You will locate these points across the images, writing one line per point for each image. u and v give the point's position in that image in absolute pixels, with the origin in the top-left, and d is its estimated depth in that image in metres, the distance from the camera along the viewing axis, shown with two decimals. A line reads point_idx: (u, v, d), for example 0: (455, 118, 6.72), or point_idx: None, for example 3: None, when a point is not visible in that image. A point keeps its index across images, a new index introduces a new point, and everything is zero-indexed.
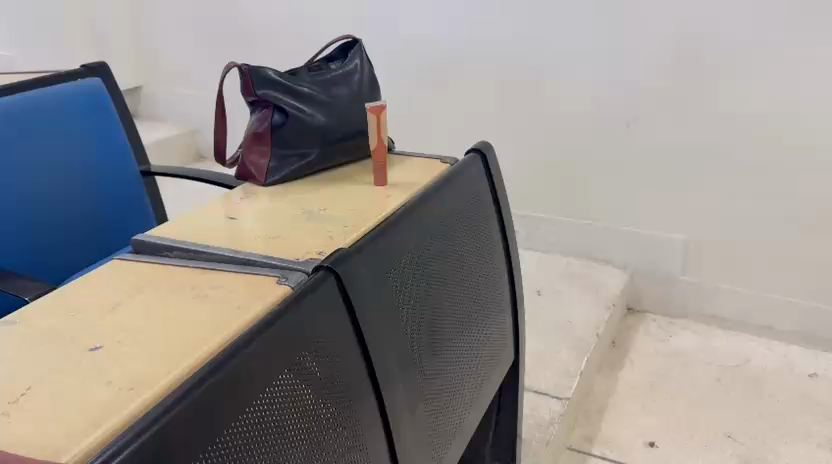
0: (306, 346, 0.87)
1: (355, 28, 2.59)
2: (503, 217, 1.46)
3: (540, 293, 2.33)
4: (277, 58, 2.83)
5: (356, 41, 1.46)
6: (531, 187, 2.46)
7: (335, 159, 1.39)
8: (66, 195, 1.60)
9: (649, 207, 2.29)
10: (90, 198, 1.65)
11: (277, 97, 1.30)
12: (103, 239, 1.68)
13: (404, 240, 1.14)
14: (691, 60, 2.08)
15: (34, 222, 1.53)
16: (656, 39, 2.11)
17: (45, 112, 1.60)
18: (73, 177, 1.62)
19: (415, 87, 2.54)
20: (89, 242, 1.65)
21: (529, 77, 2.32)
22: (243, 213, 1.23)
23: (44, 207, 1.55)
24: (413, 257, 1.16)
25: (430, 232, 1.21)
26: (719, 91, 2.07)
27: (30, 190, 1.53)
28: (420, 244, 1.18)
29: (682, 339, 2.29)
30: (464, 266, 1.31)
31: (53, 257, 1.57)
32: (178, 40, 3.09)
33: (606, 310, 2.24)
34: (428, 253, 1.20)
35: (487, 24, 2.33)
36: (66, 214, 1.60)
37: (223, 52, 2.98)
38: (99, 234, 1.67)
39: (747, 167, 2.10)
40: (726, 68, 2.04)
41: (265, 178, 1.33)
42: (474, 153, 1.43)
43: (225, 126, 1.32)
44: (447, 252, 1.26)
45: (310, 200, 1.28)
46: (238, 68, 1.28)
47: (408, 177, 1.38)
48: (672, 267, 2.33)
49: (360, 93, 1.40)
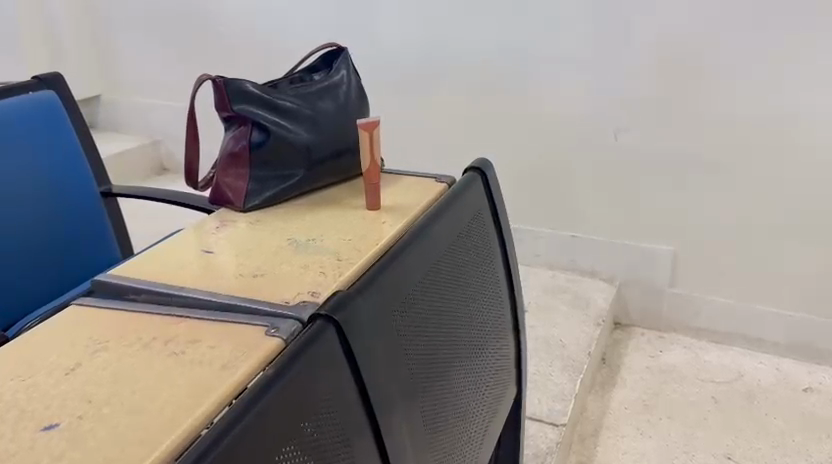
0: (310, 410, 0.74)
1: (332, 35, 2.47)
2: (505, 241, 1.34)
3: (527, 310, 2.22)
4: (252, 62, 2.67)
5: (341, 50, 1.33)
6: (515, 198, 2.35)
7: (321, 179, 1.26)
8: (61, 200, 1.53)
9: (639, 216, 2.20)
10: (90, 202, 1.59)
11: (256, 113, 1.16)
12: (95, 247, 1.60)
13: (406, 274, 1.01)
14: (688, 64, 1.99)
15: (36, 228, 1.47)
16: (654, 39, 2.01)
17: (37, 116, 1.52)
18: (68, 185, 1.55)
19: (394, 93, 2.42)
20: (88, 247, 1.58)
21: (518, 81, 2.21)
22: (220, 244, 1.08)
23: (39, 212, 1.48)
24: (416, 291, 1.02)
25: (434, 262, 1.08)
26: (716, 92, 1.98)
27: (34, 192, 1.48)
28: (424, 277, 1.06)
29: (673, 354, 2.20)
30: (468, 296, 1.18)
31: (51, 264, 1.51)
32: (138, 46, 2.92)
33: (596, 327, 2.14)
34: (432, 285, 1.07)
35: (473, 27, 2.22)
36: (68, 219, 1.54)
37: (188, 55, 2.82)
38: (92, 241, 1.59)
39: (742, 171, 2.02)
40: (724, 68, 1.95)
41: (243, 202, 1.19)
42: (473, 172, 1.30)
43: (197, 143, 1.18)
44: (452, 284, 1.14)
45: (295, 226, 1.14)
46: (212, 80, 1.14)
47: (403, 198, 1.25)
48: (662, 279, 2.24)
49: (347, 108, 1.27)
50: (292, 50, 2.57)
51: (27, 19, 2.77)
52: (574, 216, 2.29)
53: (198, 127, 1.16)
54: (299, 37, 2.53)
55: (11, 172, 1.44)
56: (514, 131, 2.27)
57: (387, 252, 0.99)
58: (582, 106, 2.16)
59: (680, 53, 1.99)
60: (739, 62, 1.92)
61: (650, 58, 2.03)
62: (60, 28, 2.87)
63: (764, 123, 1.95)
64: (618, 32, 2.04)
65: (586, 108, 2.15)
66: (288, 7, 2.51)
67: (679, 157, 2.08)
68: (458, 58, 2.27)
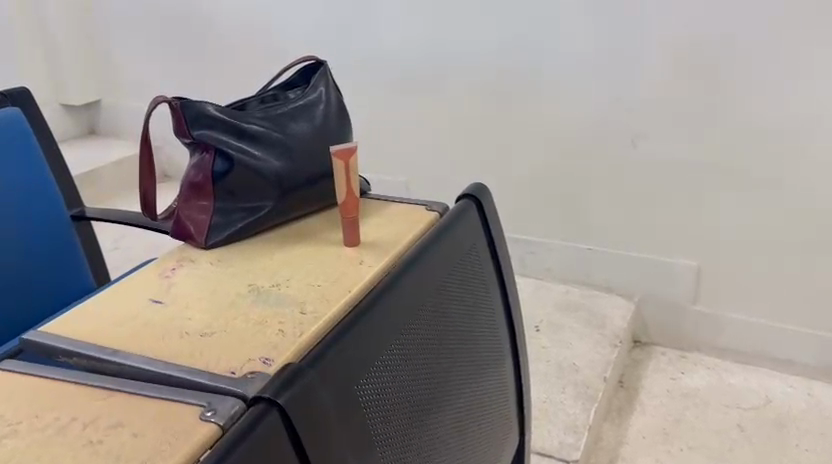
0: None
1: (328, 36, 2.29)
2: (505, 277, 1.19)
3: (538, 329, 2.06)
4: (253, 63, 2.46)
5: (321, 63, 1.19)
6: (526, 207, 2.19)
7: (296, 209, 1.12)
8: (39, 219, 1.42)
9: (659, 228, 2.03)
10: (66, 227, 1.47)
11: (218, 139, 1.04)
12: (73, 271, 1.49)
13: (383, 326, 0.87)
14: (705, 67, 1.82)
15: (34, 244, 1.41)
16: (667, 38, 1.84)
17: (13, 129, 1.41)
18: (46, 202, 1.44)
19: (395, 93, 2.25)
20: (64, 270, 1.47)
21: (523, 86, 2.05)
22: (171, 289, 0.95)
23: (13, 229, 1.37)
24: (396, 345, 0.88)
25: (419, 309, 0.93)
26: (745, 91, 1.80)
27: (35, 207, 1.42)
28: (409, 332, 0.91)
29: (695, 377, 2.03)
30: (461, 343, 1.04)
31: (26, 287, 1.39)
32: (132, 46, 2.69)
33: (611, 348, 1.98)
34: (417, 335, 0.93)
35: (472, 29, 2.06)
36: (65, 242, 1.47)
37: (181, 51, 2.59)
38: (71, 264, 1.48)
39: (769, 183, 1.85)
40: (745, 68, 1.78)
41: (206, 238, 1.06)
42: (467, 201, 1.16)
43: (154, 172, 1.05)
44: (444, 333, 0.99)
45: (261, 266, 1.00)
46: (168, 104, 1.02)
47: (388, 231, 1.11)
48: (681, 296, 2.07)
49: (326, 129, 1.14)
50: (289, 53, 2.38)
51: (23, 25, 2.63)
52: (587, 227, 2.13)
53: (155, 155, 1.04)
54: (296, 33, 2.34)
55: (15, 181, 1.39)
56: (523, 138, 2.11)
57: (360, 304, 0.85)
58: (599, 106, 1.98)
59: (704, 48, 1.80)
60: (767, 60, 1.74)
61: (671, 53, 1.84)
62: (56, 27, 2.66)
63: (798, 127, 1.77)
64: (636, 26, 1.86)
65: (601, 113, 1.98)
66: (281, 9, 2.33)
67: (703, 165, 1.91)
68: (463, 57, 2.10)
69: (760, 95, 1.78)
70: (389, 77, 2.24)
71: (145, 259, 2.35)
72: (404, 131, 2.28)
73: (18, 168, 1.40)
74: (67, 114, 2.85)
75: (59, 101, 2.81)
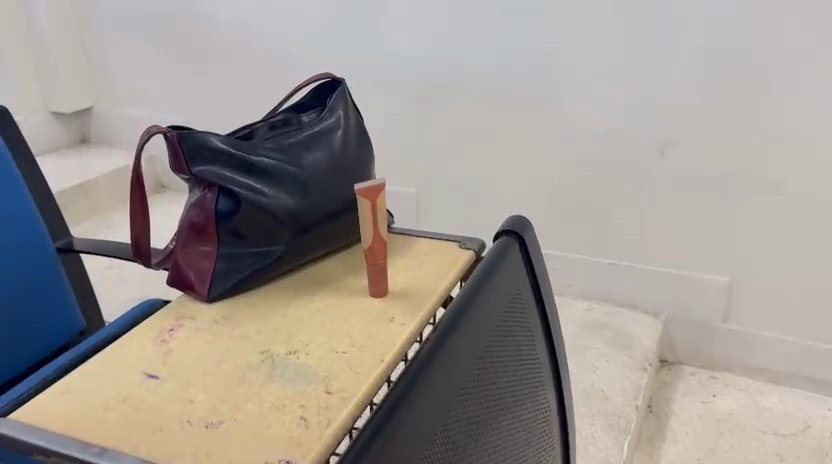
0: None
1: (328, 39, 1.99)
2: (552, 325, 1.05)
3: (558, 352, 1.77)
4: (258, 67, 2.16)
5: (339, 82, 1.04)
6: (534, 215, 1.89)
7: (312, 251, 0.97)
8: (22, 247, 1.26)
9: (681, 231, 1.74)
10: (52, 260, 1.32)
11: (222, 175, 0.88)
12: (61, 307, 1.33)
13: (436, 395, 0.71)
14: (738, 70, 1.55)
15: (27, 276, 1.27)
16: (696, 37, 1.56)
17: None
18: (29, 230, 1.29)
19: (394, 97, 1.94)
20: (52, 307, 1.31)
21: (525, 99, 1.78)
22: (169, 360, 0.80)
23: None
24: (449, 419, 0.73)
25: (471, 371, 0.78)
26: (754, 93, 1.55)
27: (30, 231, 1.29)
28: (460, 400, 0.76)
29: (728, 400, 1.73)
30: (508, 403, 0.88)
31: (11, 328, 1.23)
32: (132, 58, 2.41)
33: (643, 372, 1.70)
34: (469, 402, 0.78)
35: (466, 28, 1.78)
36: (56, 275, 1.32)
37: (186, 59, 2.31)
38: (58, 299, 1.32)
39: (814, 189, 1.57)
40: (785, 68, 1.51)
41: (207, 290, 0.91)
42: (509, 237, 1.01)
43: (147, 215, 0.90)
44: (493, 396, 0.84)
45: (270, 326, 0.85)
46: (163, 135, 0.86)
47: (418, 278, 0.96)
48: (712, 310, 1.77)
49: (345, 158, 0.99)
50: (290, 58, 2.10)
51: (9, 27, 2.35)
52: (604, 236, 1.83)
53: (147, 195, 0.89)
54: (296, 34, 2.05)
55: (10, 200, 1.26)
56: (530, 149, 1.82)
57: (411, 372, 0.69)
58: (611, 114, 1.71)
59: (726, 49, 1.55)
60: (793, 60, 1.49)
61: (691, 53, 1.58)
62: (46, 27, 2.38)
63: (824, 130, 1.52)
64: (651, 20, 1.59)
65: (620, 120, 1.71)
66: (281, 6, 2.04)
67: (731, 170, 1.63)
68: (462, 56, 1.82)
69: (765, 95, 1.54)
70: (386, 80, 1.94)
71: (129, 286, 2.14)
72: (393, 133, 1.98)
73: (10, 188, 1.28)
74: (59, 123, 2.56)
75: (48, 107, 2.51)
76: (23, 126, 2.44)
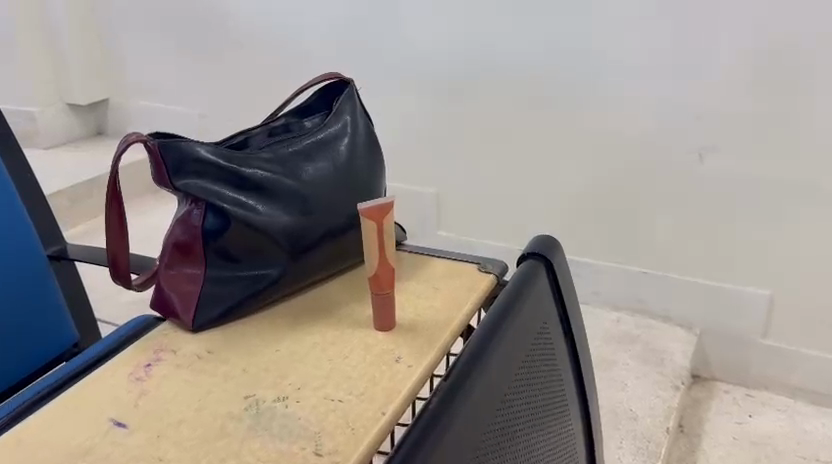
0: None
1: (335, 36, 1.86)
2: (582, 362, 0.93)
3: None
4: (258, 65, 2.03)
5: (348, 83, 0.93)
6: (557, 219, 1.73)
7: (312, 273, 0.86)
8: (21, 247, 1.13)
9: (707, 236, 1.58)
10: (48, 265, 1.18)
11: (208, 190, 0.78)
12: (61, 315, 1.19)
13: (453, 454, 0.59)
14: (784, 72, 1.39)
15: (30, 280, 1.13)
16: (735, 39, 1.41)
17: None
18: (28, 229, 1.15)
19: (407, 94, 1.80)
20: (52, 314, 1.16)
21: (546, 100, 1.64)
22: (141, 404, 0.70)
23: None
24: None
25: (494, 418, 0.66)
26: (807, 95, 1.38)
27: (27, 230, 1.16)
28: (483, 450, 0.64)
29: (765, 421, 1.57)
30: (532, 454, 0.76)
31: (7, 336, 1.09)
32: (146, 52, 2.24)
33: (674, 392, 1.54)
34: (492, 451, 0.66)
35: (482, 25, 1.64)
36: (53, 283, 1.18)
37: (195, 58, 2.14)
38: (57, 306, 1.18)
39: None
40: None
41: (192, 318, 0.81)
42: (535, 260, 0.89)
43: (126, 232, 0.80)
44: (517, 443, 0.72)
45: (255, 366, 0.74)
46: (143, 143, 0.75)
47: (430, 308, 0.84)
48: (750, 326, 1.60)
49: (350, 171, 0.87)
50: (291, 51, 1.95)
51: (23, 13, 2.18)
52: (634, 243, 1.67)
53: (126, 209, 0.79)
54: (296, 28, 1.91)
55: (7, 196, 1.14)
56: (551, 150, 1.67)
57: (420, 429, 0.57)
58: (639, 115, 1.55)
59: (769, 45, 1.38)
60: None
61: (727, 51, 1.42)
62: (60, 16, 2.20)
63: None
64: (684, 14, 1.44)
65: (655, 119, 1.54)
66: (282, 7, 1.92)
67: (772, 173, 1.46)
68: (481, 51, 1.66)
69: (825, 96, 1.37)
70: (397, 75, 1.80)
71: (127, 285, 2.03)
72: (405, 133, 1.83)
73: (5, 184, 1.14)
74: (72, 115, 2.39)
75: (63, 99, 2.34)
76: (36, 120, 2.29)
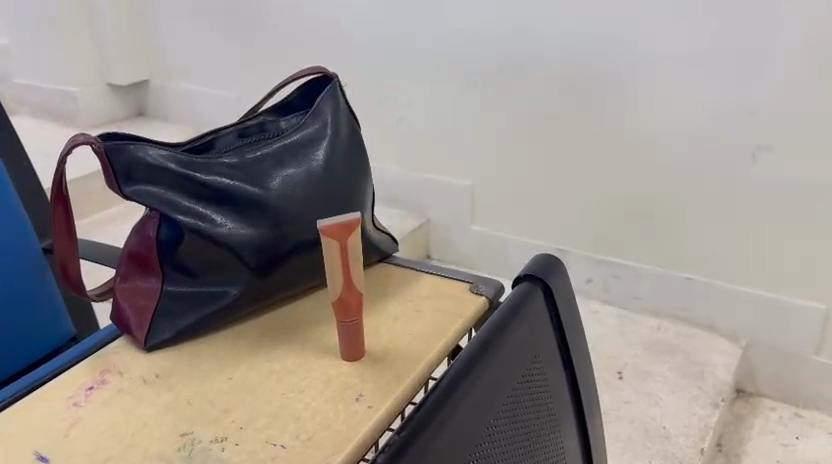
0: None
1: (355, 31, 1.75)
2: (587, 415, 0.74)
3: (620, 377, 1.48)
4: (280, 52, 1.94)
5: (331, 79, 0.84)
6: (592, 219, 1.59)
7: (282, 290, 0.79)
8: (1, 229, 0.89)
9: (755, 244, 1.42)
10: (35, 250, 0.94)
11: (161, 199, 0.71)
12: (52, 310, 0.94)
13: None
14: None
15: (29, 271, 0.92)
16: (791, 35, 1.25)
17: None
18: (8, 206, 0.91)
19: (429, 81, 1.67)
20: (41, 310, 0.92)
21: (578, 101, 1.50)
22: (71, 435, 0.64)
23: None
24: None
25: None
26: None
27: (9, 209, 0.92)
28: None
29: (817, 444, 1.41)
30: None
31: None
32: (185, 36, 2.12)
33: (714, 409, 1.39)
34: None
35: (509, 20, 1.51)
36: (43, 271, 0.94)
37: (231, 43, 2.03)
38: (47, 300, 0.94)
39: None
40: None
41: (145, 337, 0.73)
42: (534, 282, 0.72)
43: (73, 239, 0.74)
44: None
45: (202, 397, 0.67)
46: (90, 146, 0.69)
47: (408, 335, 0.75)
48: (800, 342, 1.45)
49: (328, 177, 0.78)
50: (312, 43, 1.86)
51: None
52: (675, 248, 1.52)
53: (74, 214, 0.73)
54: (311, 11, 1.81)
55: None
56: (586, 147, 1.53)
57: None
58: (684, 114, 1.40)
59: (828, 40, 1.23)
60: None
61: (777, 43, 1.27)
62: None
63: None
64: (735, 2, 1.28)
65: (702, 117, 1.38)
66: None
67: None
68: (508, 44, 1.54)
69: None
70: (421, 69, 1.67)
71: None
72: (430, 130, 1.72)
73: None
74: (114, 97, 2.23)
75: (104, 80, 2.19)
76: (77, 101, 2.14)
